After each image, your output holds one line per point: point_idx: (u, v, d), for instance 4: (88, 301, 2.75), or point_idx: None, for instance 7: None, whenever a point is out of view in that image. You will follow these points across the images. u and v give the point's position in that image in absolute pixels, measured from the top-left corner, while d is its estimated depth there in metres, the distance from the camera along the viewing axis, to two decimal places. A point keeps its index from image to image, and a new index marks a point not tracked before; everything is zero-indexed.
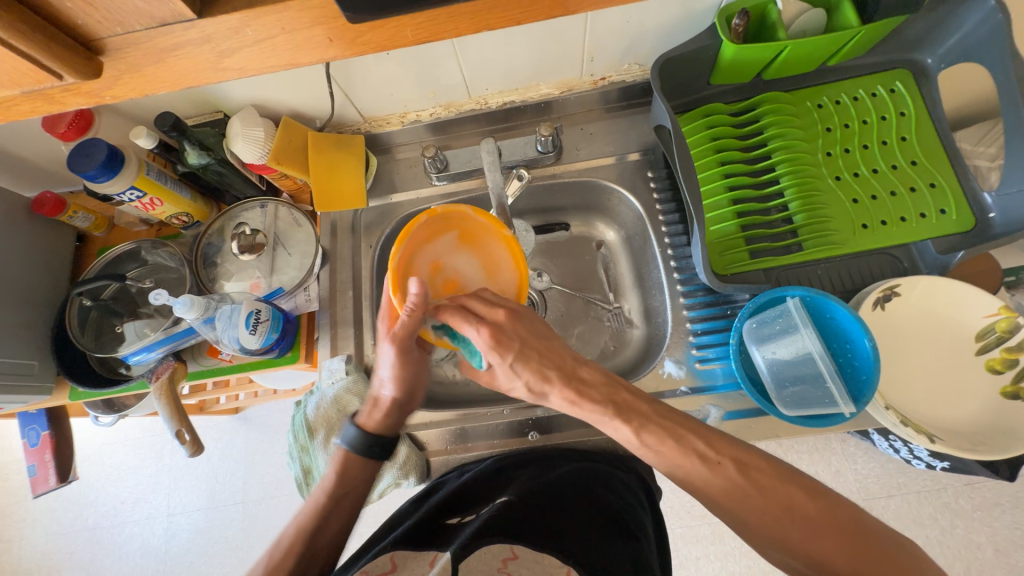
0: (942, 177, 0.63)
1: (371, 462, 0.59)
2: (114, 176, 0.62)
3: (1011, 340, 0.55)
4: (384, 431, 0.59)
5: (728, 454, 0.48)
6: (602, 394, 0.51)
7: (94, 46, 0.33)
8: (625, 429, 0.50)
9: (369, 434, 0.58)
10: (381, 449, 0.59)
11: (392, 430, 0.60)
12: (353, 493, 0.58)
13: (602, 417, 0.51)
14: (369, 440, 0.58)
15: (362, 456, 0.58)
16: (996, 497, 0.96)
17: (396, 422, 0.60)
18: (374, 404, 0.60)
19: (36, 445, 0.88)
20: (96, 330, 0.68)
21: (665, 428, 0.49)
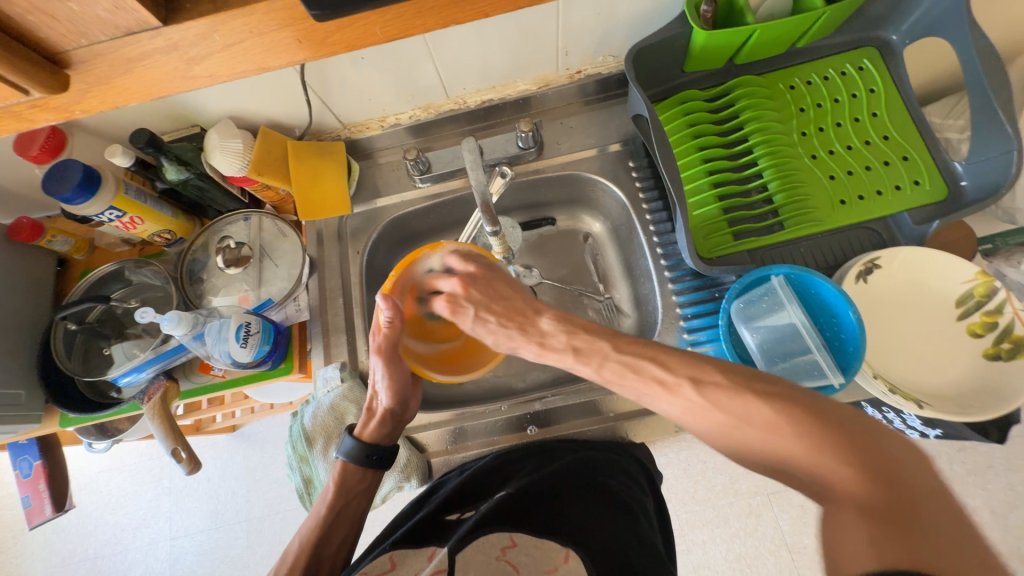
0: (914, 150, 0.65)
1: (372, 471, 0.59)
2: (91, 196, 0.61)
3: (989, 303, 0.57)
4: (378, 440, 0.60)
5: (685, 373, 0.45)
6: (564, 341, 0.55)
7: (59, 59, 0.32)
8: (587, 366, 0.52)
9: (365, 445, 0.59)
10: (379, 459, 0.59)
11: (387, 440, 0.60)
12: (353, 510, 0.59)
13: (566, 361, 0.54)
14: (366, 451, 0.58)
15: (362, 466, 0.59)
16: (989, 459, 0.98)
17: (389, 433, 0.61)
18: (370, 414, 0.61)
19: (28, 475, 0.87)
20: (83, 354, 0.67)
21: (625, 363, 0.49)
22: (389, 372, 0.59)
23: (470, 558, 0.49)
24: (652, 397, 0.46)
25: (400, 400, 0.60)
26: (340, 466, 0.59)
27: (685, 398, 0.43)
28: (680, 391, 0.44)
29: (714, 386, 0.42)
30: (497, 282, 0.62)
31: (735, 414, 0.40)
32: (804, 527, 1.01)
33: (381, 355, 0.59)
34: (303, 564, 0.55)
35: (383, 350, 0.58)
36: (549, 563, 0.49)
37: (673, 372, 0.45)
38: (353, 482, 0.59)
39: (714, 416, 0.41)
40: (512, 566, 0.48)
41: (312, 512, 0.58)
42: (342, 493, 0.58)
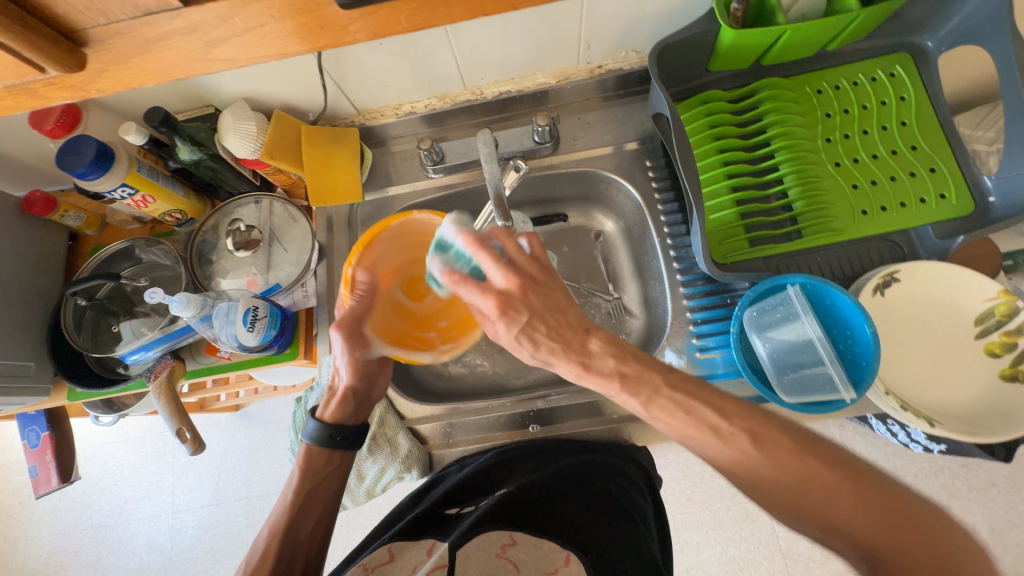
0: (942, 162, 0.63)
1: (337, 452, 0.58)
2: (104, 173, 0.61)
3: (1010, 323, 0.56)
4: (344, 421, 0.58)
5: (742, 424, 0.42)
6: (611, 365, 0.47)
7: (76, 37, 0.32)
8: (633, 401, 0.46)
9: (326, 425, 0.57)
10: (343, 439, 0.57)
11: (348, 418, 0.58)
12: (321, 494, 0.57)
13: (612, 391, 0.47)
14: (329, 432, 0.57)
15: (326, 447, 0.57)
16: (992, 478, 0.96)
17: (353, 411, 0.59)
18: (330, 394, 0.59)
19: (36, 445, 0.88)
20: (92, 330, 0.67)
21: (677, 401, 0.45)
22: (348, 348, 0.55)
23: (471, 554, 0.50)
24: (697, 441, 0.43)
25: (361, 376, 0.57)
26: (304, 448, 0.57)
27: (740, 449, 0.41)
28: (735, 441, 0.42)
29: (773, 443, 0.41)
30: (562, 288, 0.49)
31: (797, 469, 0.40)
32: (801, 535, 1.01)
33: (342, 331, 0.55)
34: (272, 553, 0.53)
35: (347, 325, 0.55)
36: (549, 564, 0.50)
37: (729, 421, 0.43)
38: (320, 465, 0.57)
39: (762, 469, 0.41)
40: (511, 564, 0.50)
41: (281, 497, 0.56)
42: (309, 477, 0.56)
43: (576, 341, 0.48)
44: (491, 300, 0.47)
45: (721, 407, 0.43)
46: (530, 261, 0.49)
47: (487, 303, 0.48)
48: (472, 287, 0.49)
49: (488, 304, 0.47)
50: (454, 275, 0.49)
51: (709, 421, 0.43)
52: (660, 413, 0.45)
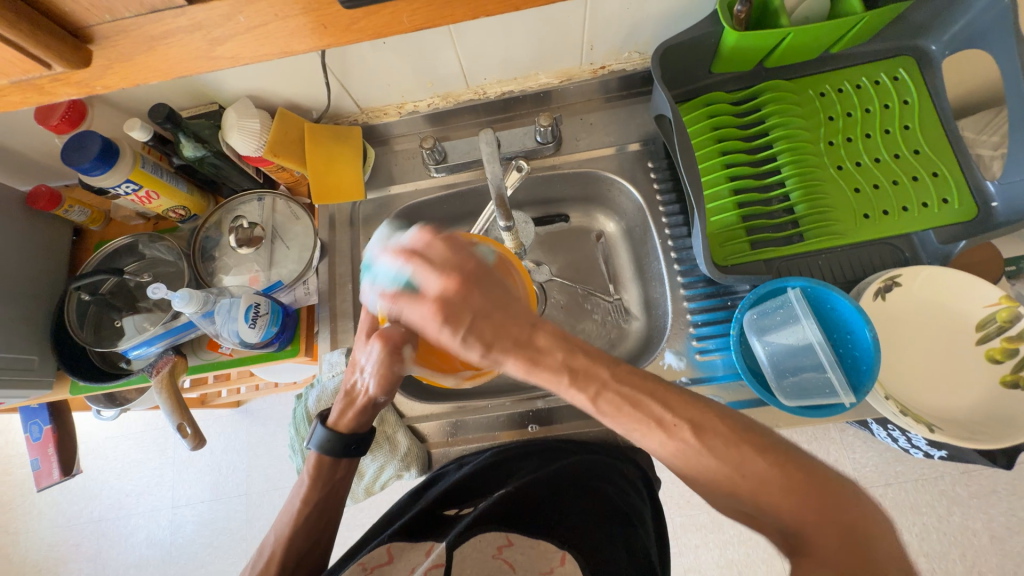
0: (944, 166, 0.63)
1: (346, 461, 0.58)
2: (108, 169, 0.61)
3: (1012, 329, 0.55)
4: (357, 428, 0.58)
5: (686, 415, 0.40)
6: (560, 359, 0.43)
7: (82, 34, 0.32)
8: (581, 396, 0.42)
9: (341, 434, 0.57)
10: (358, 446, 0.58)
11: (364, 427, 0.58)
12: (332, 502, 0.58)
13: (560, 386, 0.43)
14: (343, 441, 0.57)
15: (340, 457, 0.57)
16: (993, 484, 0.95)
17: (368, 420, 0.58)
18: (347, 402, 0.57)
19: (39, 439, 0.89)
20: (95, 325, 0.68)
21: (625, 395, 0.41)
22: (383, 364, 0.53)
23: (467, 554, 0.50)
24: (641, 435, 0.41)
25: (388, 391, 0.55)
26: (314, 457, 0.57)
27: (681, 440, 0.40)
28: (678, 432, 0.40)
29: (711, 435, 0.39)
30: (501, 287, 0.47)
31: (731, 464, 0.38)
32: None
33: (384, 344, 0.52)
34: (280, 561, 0.55)
35: (393, 340, 0.52)
36: (546, 563, 0.51)
37: (673, 412, 0.40)
38: (329, 474, 0.57)
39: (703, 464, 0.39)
40: (507, 565, 0.50)
41: (288, 506, 0.57)
42: (319, 487, 0.57)
43: (523, 338, 0.44)
44: (426, 307, 0.46)
45: (667, 400, 0.41)
46: (463, 261, 0.48)
47: (423, 311, 0.47)
48: (409, 299, 0.48)
49: (423, 312, 0.47)
50: (393, 292, 0.49)
51: (654, 414, 0.41)
52: (606, 407, 0.42)
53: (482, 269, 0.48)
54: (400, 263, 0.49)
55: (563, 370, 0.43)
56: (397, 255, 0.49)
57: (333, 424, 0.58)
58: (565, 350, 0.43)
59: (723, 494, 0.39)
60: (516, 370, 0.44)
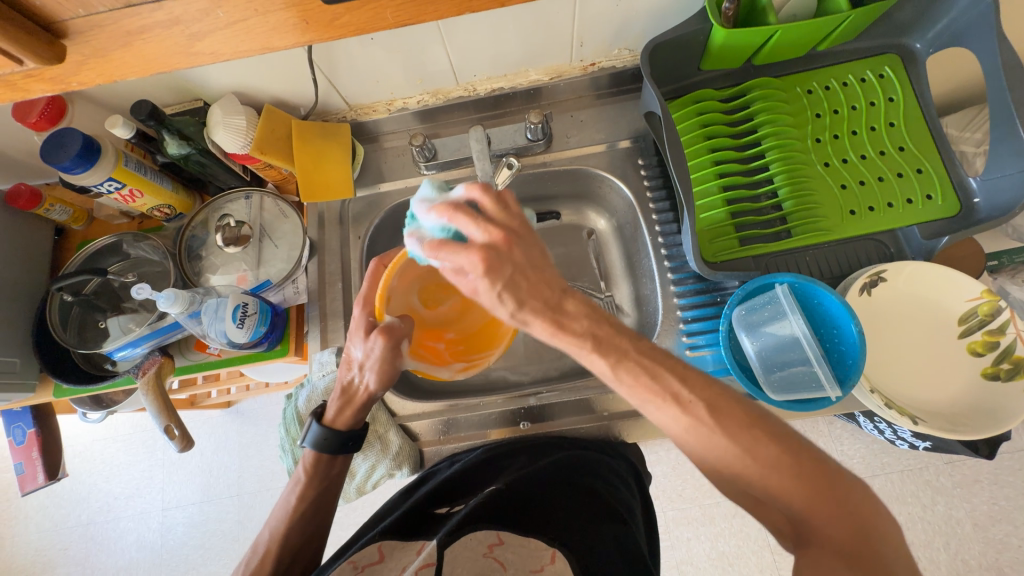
0: (929, 162, 0.64)
1: (342, 456, 0.58)
2: (90, 167, 0.60)
3: (992, 323, 0.57)
4: (353, 425, 0.58)
5: (702, 394, 0.40)
6: (585, 325, 0.41)
7: (54, 28, 0.31)
8: (601, 361, 0.41)
9: (339, 433, 0.56)
10: (353, 444, 0.58)
11: (359, 425, 0.58)
12: (326, 505, 0.58)
13: (582, 353, 0.41)
14: (340, 439, 0.57)
15: (336, 454, 0.57)
16: (975, 474, 0.97)
17: (366, 415, 0.58)
18: (344, 400, 0.57)
19: (22, 443, 0.87)
20: (78, 326, 0.67)
21: (644, 366, 0.41)
22: (385, 364, 0.53)
23: (457, 555, 0.49)
24: (654, 411, 0.41)
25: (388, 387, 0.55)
26: (309, 455, 0.57)
27: (695, 417, 0.40)
28: (691, 408, 0.40)
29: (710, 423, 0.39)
30: (542, 247, 0.42)
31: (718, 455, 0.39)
32: None
33: (387, 339, 0.52)
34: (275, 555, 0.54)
35: (395, 336, 0.52)
36: (536, 562, 0.50)
37: (690, 388, 0.40)
38: (325, 471, 0.57)
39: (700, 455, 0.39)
40: (498, 564, 0.49)
41: (282, 502, 0.57)
42: (316, 483, 0.57)
43: (554, 301, 0.41)
44: (478, 253, 0.39)
45: (686, 376, 0.41)
46: (511, 215, 0.42)
47: (472, 258, 0.39)
48: (454, 247, 0.40)
49: (473, 259, 0.39)
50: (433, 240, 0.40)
51: (672, 389, 0.40)
52: (625, 378, 0.41)
53: (528, 225, 0.41)
54: (443, 215, 0.41)
55: (588, 336, 0.41)
56: (443, 208, 0.41)
57: (328, 420, 0.58)
58: (591, 318, 0.41)
59: (717, 481, 0.40)
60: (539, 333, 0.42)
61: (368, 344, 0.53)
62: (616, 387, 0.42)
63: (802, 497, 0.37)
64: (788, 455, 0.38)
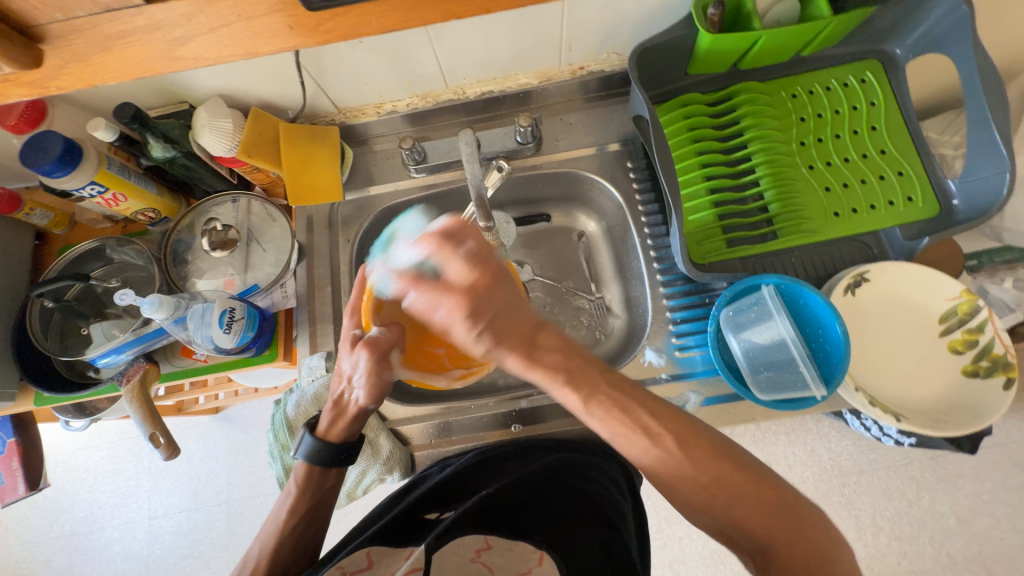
0: (909, 165, 0.65)
1: (336, 469, 0.57)
2: (71, 170, 0.59)
3: (972, 321, 0.58)
4: (345, 438, 0.57)
5: (669, 425, 0.42)
6: (557, 359, 0.45)
7: (32, 33, 0.31)
8: (574, 396, 0.44)
9: (332, 444, 0.56)
10: (348, 455, 0.57)
11: (353, 435, 0.57)
12: (318, 516, 0.57)
13: (554, 385, 0.44)
14: (334, 450, 0.56)
15: (331, 466, 0.56)
16: (959, 469, 0.99)
17: (359, 428, 0.58)
18: (338, 413, 0.57)
19: (2, 452, 0.85)
20: (60, 333, 0.65)
21: (615, 400, 0.43)
22: (372, 375, 0.53)
23: (446, 558, 0.49)
24: (625, 441, 0.43)
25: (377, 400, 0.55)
26: (302, 467, 0.56)
27: (664, 449, 0.42)
28: (660, 441, 0.42)
29: (694, 446, 0.41)
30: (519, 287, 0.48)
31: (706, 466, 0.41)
32: None
33: (370, 351, 0.53)
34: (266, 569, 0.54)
35: (379, 347, 0.53)
36: (524, 565, 0.51)
37: (660, 421, 0.42)
38: (318, 484, 0.57)
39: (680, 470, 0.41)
40: (485, 568, 0.49)
41: (272, 517, 0.56)
42: (308, 496, 0.56)
43: (529, 336, 0.46)
44: (450, 296, 0.45)
45: (654, 410, 0.43)
46: (489, 254, 0.47)
47: (446, 299, 0.45)
48: (431, 288, 0.46)
49: (447, 303, 0.45)
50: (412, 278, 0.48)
51: (641, 423, 0.42)
52: (598, 410, 0.43)
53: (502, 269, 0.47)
54: (424, 254, 0.47)
55: (560, 371, 0.45)
56: (425, 243, 0.47)
57: (322, 432, 0.57)
58: (563, 354, 0.45)
59: (694, 495, 0.41)
60: (515, 364, 0.46)
61: (354, 356, 0.54)
62: (589, 423, 0.44)
63: (763, 520, 0.39)
64: (751, 479, 0.40)
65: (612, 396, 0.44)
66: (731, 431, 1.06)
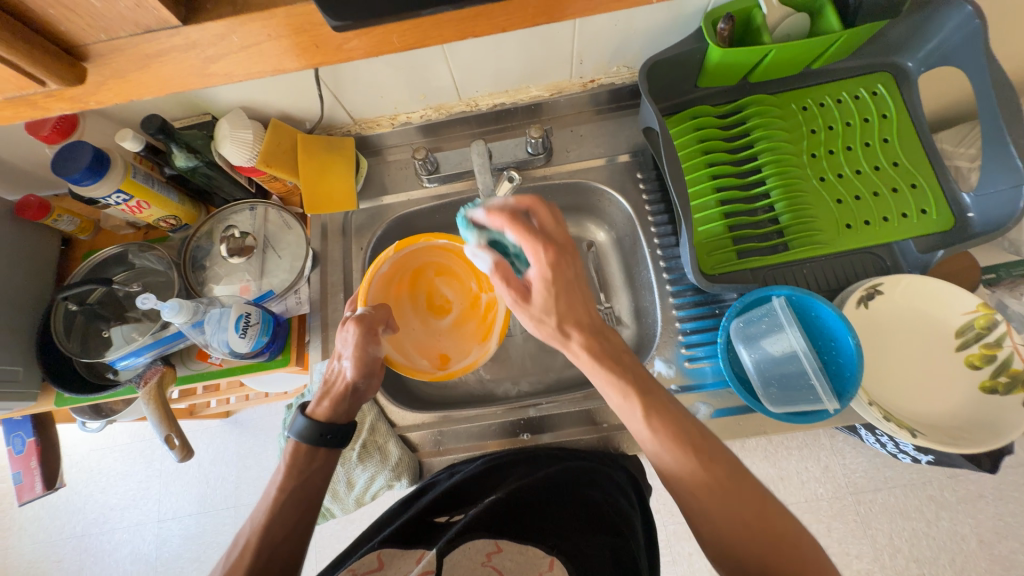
0: (923, 178, 0.65)
1: (325, 449, 0.55)
2: (100, 179, 0.61)
3: (989, 336, 0.57)
4: (335, 418, 0.57)
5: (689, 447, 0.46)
6: (610, 350, 0.51)
7: (76, 51, 0.33)
8: (636, 406, 0.48)
9: (319, 423, 0.55)
10: (334, 436, 0.55)
11: (342, 417, 0.57)
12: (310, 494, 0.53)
13: (600, 368, 0.50)
14: (320, 430, 0.55)
15: (315, 445, 0.54)
16: (979, 489, 0.97)
17: (346, 410, 0.58)
18: (326, 390, 0.58)
19: (22, 452, 0.87)
20: (82, 335, 0.67)
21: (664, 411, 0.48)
22: (360, 345, 0.57)
23: (457, 561, 0.50)
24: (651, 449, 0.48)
25: (366, 372, 0.57)
26: (290, 447, 0.54)
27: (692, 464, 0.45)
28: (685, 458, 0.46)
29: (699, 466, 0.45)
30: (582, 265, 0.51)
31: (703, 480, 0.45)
32: None
33: (359, 325, 0.58)
34: (255, 548, 0.48)
35: (366, 321, 0.58)
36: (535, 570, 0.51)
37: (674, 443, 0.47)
38: (305, 463, 0.54)
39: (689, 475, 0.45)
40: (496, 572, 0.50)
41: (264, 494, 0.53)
42: (295, 474, 0.53)
43: (589, 322, 0.51)
44: (545, 249, 0.48)
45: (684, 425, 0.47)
46: (557, 229, 0.51)
47: (539, 257, 0.48)
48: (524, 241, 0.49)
49: (535, 258, 0.49)
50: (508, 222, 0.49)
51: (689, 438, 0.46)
52: (658, 425, 0.47)
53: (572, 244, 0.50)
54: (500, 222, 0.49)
55: (614, 360, 0.50)
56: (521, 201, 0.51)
57: (311, 412, 0.57)
58: (614, 350, 0.51)
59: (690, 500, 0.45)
60: (583, 350, 0.50)
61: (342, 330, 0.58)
62: (647, 442, 0.48)
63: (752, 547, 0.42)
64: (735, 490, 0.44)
65: (668, 411, 0.48)
66: (741, 445, 1.05)
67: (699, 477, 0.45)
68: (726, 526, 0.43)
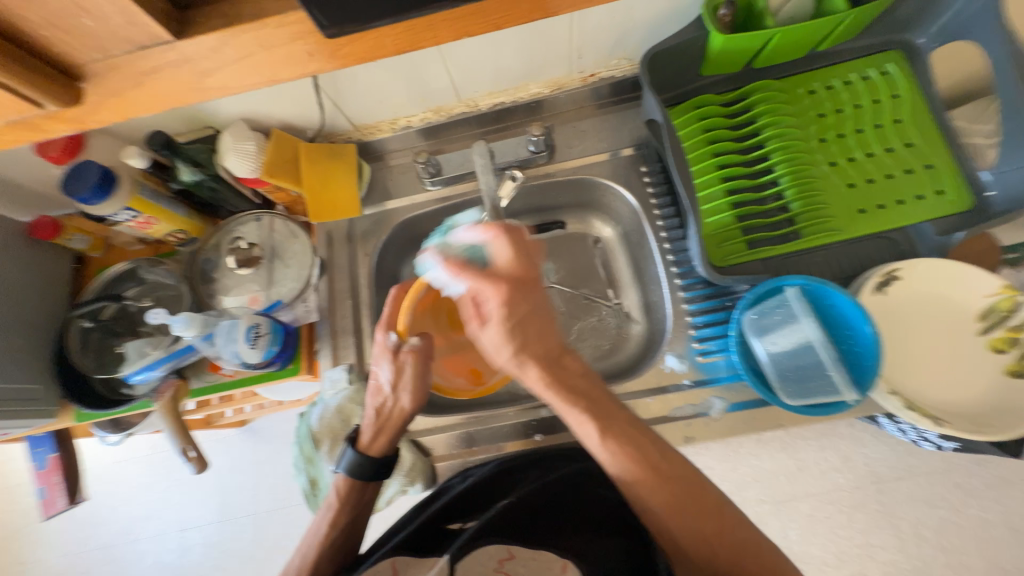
0: (938, 158, 0.63)
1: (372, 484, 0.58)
2: (107, 198, 0.62)
3: (1013, 319, 0.55)
4: (385, 451, 0.58)
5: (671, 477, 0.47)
6: (581, 381, 0.50)
7: (73, 73, 0.33)
8: (591, 427, 0.48)
9: (374, 459, 0.57)
10: (386, 469, 0.58)
11: (395, 448, 0.59)
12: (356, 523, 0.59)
13: (573, 408, 0.49)
14: (374, 465, 0.57)
15: (366, 482, 0.57)
16: (1007, 474, 0.94)
17: (396, 441, 0.58)
18: (378, 427, 0.58)
19: (44, 467, 0.89)
20: (97, 352, 0.68)
21: (627, 433, 0.48)
22: (419, 375, 0.57)
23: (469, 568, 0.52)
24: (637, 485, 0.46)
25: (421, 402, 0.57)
26: (343, 481, 0.58)
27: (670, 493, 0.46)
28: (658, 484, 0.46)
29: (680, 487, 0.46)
30: (546, 296, 0.50)
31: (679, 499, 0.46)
32: (814, 536, 0.98)
33: (418, 357, 0.56)
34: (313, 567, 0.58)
35: (423, 351, 0.57)
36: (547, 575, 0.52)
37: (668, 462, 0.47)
38: (359, 496, 0.58)
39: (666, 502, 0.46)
40: None
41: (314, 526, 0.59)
42: (346, 511, 0.58)
43: (554, 354, 0.50)
44: (493, 284, 0.48)
45: (664, 451, 0.48)
46: (524, 265, 0.49)
47: (488, 288, 0.48)
48: (475, 271, 0.49)
49: (488, 289, 0.48)
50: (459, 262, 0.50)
51: (652, 458, 0.47)
52: (613, 445, 0.47)
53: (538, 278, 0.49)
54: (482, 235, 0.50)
55: (582, 398, 0.49)
56: (488, 227, 0.50)
57: (362, 446, 0.58)
58: (586, 381, 0.50)
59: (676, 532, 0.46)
60: (539, 381, 0.50)
61: (397, 363, 0.56)
62: (603, 457, 0.48)
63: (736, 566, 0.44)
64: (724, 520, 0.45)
65: (624, 428, 0.48)
66: (759, 437, 1.03)
67: (658, 494, 0.46)
68: (681, 534, 0.45)
